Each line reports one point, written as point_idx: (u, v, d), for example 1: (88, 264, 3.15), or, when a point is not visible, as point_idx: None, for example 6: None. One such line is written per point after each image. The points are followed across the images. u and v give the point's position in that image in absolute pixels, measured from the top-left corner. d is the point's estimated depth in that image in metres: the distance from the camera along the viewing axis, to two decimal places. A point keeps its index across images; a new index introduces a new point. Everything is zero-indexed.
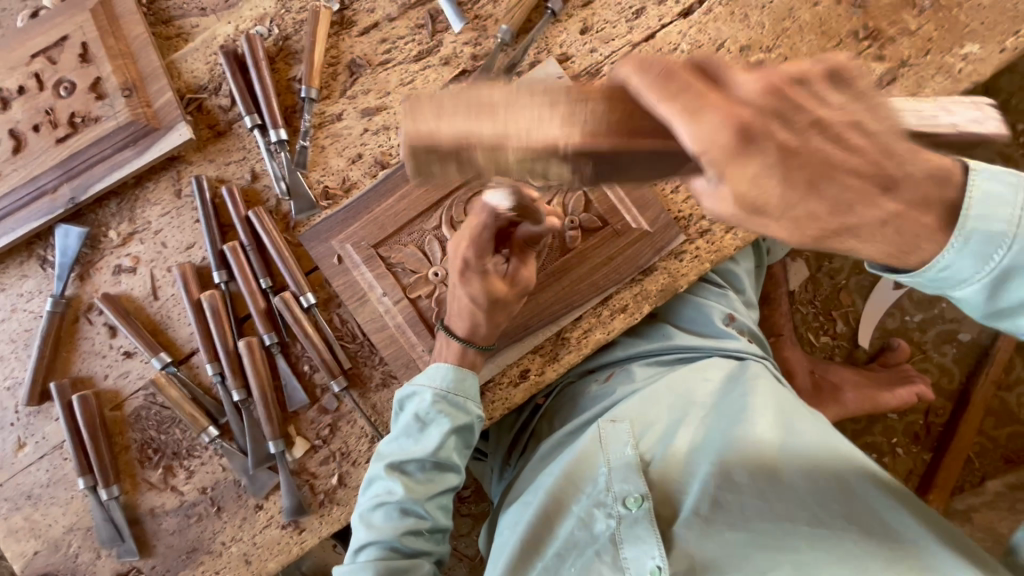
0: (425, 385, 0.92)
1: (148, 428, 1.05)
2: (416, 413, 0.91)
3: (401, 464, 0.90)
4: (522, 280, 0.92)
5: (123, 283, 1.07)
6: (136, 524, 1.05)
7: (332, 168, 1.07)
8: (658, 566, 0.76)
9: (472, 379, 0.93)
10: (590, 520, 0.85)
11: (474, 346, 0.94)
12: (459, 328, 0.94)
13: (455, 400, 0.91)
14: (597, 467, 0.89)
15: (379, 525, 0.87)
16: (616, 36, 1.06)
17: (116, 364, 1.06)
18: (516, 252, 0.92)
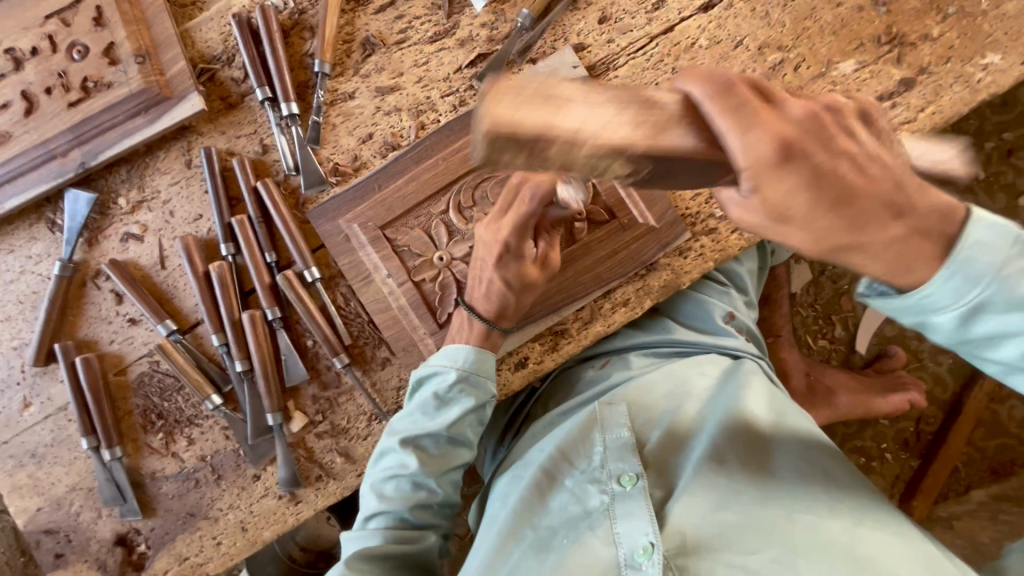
0: (446, 365, 0.93)
1: (151, 394, 1.07)
2: (436, 391, 0.92)
3: (417, 439, 0.91)
4: (552, 262, 0.95)
5: (130, 251, 1.08)
6: (137, 487, 1.07)
7: (342, 147, 1.06)
8: (649, 543, 0.75)
9: (492, 362, 0.94)
10: (584, 495, 0.86)
11: (500, 327, 0.95)
12: (485, 310, 0.95)
13: (476, 380, 0.93)
14: (594, 445, 0.91)
15: (390, 496, 0.89)
16: (634, 27, 1.05)
17: (121, 330, 1.07)
18: (544, 236, 0.94)
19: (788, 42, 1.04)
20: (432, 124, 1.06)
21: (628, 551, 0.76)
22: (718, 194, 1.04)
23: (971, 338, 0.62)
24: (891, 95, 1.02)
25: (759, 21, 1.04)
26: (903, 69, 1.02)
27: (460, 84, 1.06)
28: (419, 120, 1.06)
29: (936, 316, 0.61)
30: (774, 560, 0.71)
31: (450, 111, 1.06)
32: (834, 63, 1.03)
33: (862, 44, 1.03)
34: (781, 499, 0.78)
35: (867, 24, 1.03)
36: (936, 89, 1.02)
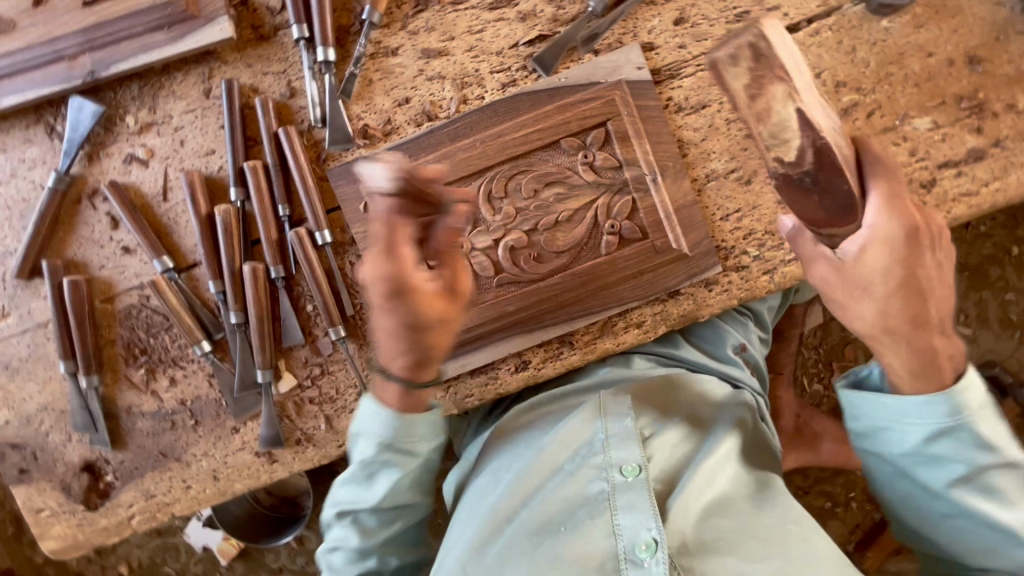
0: (366, 431, 0.86)
1: (137, 328, 1.03)
2: (363, 460, 0.86)
3: (356, 517, 0.87)
4: (460, 291, 0.80)
5: (132, 175, 1.00)
6: (111, 418, 1.05)
7: (375, 106, 0.99)
8: (654, 539, 0.73)
9: (422, 423, 0.85)
10: (582, 480, 0.82)
11: (418, 386, 0.83)
12: (399, 367, 0.82)
13: (401, 446, 0.85)
14: (592, 430, 0.86)
15: (339, 569, 0.87)
16: (710, 36, 0.97)
17: (113, 257, 1.02)
18: (438, 259, 0.80)
19: (867, 84, 0.97)
20: (475, 100, 0.98)
21: (630, 545, 0.74)
22: (757, 232, 1.00)
23: (932, 452, 0.78)
24: (959, 164, 0.97)
25: (842, 56, 0.97)
26: (977, 138, 0.97)
27: (513, 62, 0.98)
28: (463, 93, 0.98)
29: (905, 422, 0.78)
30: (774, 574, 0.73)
31: (497, 89, 0.98)
32: (909, 117, 0.97)
33: (943, 102, 0.97)
34: (778, 519, 0.79)
35: (954, 81, 0.97)
36: (1005, 166, 0.96)
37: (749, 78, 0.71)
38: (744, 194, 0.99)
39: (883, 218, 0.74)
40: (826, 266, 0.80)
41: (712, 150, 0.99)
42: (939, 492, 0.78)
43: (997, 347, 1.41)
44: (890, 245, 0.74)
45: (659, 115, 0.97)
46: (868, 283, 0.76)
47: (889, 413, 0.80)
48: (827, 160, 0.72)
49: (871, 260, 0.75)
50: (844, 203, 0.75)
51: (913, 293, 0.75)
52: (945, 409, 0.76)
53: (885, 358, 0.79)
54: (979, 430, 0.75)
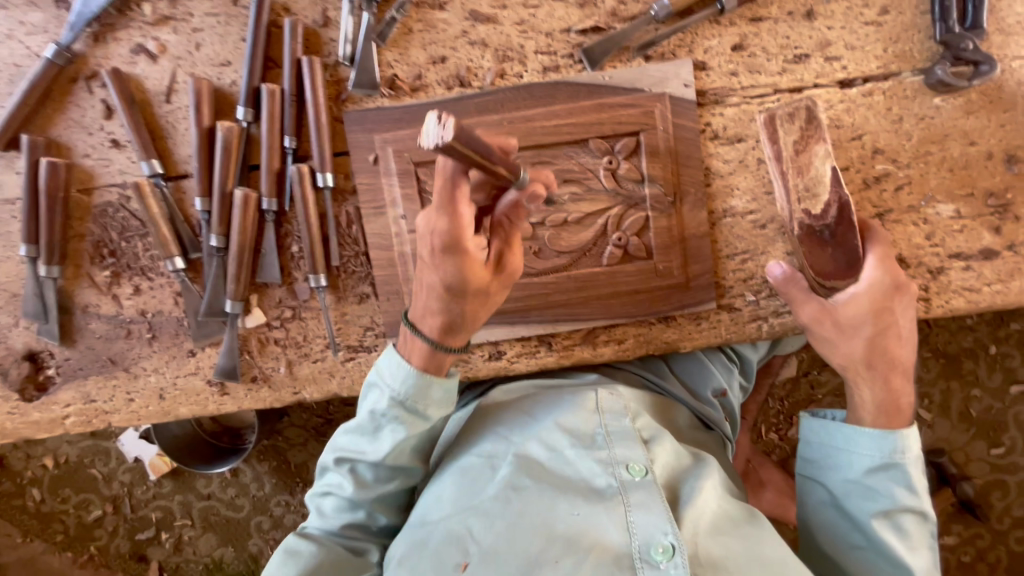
0: (385, 382, 0.80)
1: (110, 228, 0.98)
2: (371, 409, 0.80)
3: (354, 462, 0.82)
4: (506, 266, 0.79)
5: (138, 67, 0.94)
6: (65, 313, 1.00)
7: (409, 58, 0.94)
8: (671, 543, 0.68)
9: (439, 387, 0.80)
10: (585, 475, 0.76)
11: (447, 347, 0.80)
12: (427, 328, 0.80)
13: (411, 406, 0.79)
14: (592, 422, 0.82)
15: (327, 514, 0.83)
16: (764, 71, 0.94)
17: (100, 148, 0.96)
18: (500, 231, 0.80)
19: (904, 157, 0.95)
20: (512, 77, 0.94)
21: (643, 545, 0.69)
22: (758, 278, 0.99)
23: (865, 482, 0.81)
24: (969, 258, 0.97)
25: (888, 124, 0.95)
26: (993, 237, 0.96)
27: (560, 47, 0.94)
28: (501, 67, 0.94)
29: (855, 451, 0.82)
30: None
31: (538, 71, 0.94)
32: (934, 200, 0.96)
33: (971, 193, 0.96)
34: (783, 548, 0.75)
35: (988, 175, 0.96)
36: (1011, 271, 0.96)
37: (799, 134, 0.87)
38: (757, 238, 0.98)
39: (878, 275, 0.85)
40: (815, 307, 0.88)
41: (737, 186, 0.97)
42: (858, 521, 0.80)
43: (950, 437, 1.44)
44: (880, 299, 0.85)
45: (694, 138, 0.94)
46: (851, 323, 0.86)
47: (837, 442, 0.84)
48: (846, 215, 0.87)
49: (859, 306, 0.85)
50: (850, 261, 0.87)
51: (881, 336, 0.85)
52: (886, 444, 0.81)
53: (858, 390, 0.86)
54: (912, 473, 0.80)
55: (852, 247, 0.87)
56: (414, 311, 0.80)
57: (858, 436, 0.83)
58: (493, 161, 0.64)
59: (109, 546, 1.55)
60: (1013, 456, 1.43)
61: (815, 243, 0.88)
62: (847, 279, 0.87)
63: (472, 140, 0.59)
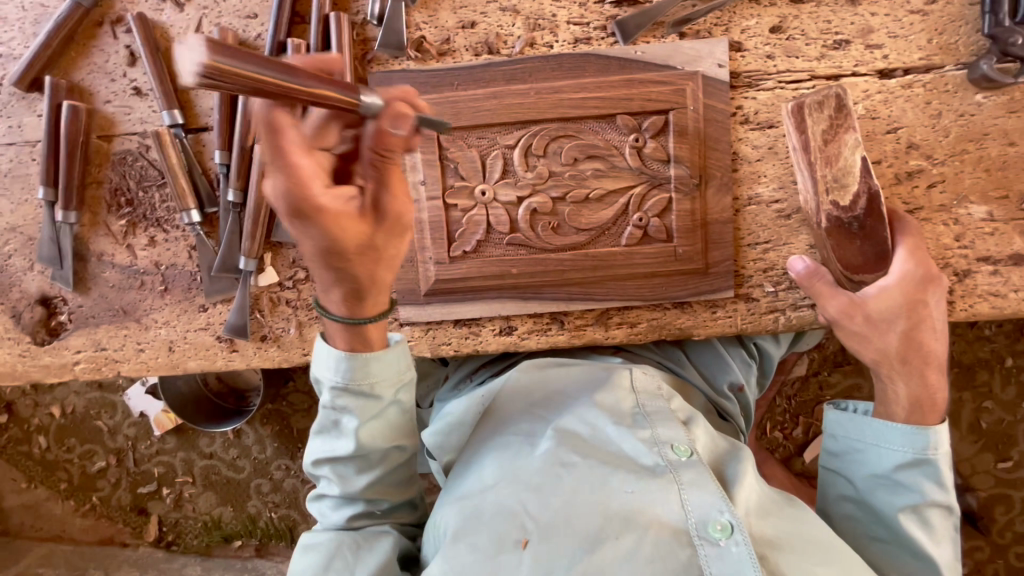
0: (321, 374, 0.76)
1: (129, 177, 0.97)
2: (322, 407, 0.77)
3: (325, 463, 0.78)
4: (385, 215, 0.65)
5: (164, 14, 0.93)
6: (80, 260, 1.00)
7: (438, 21, 0.92)
8: (730, 521, 0.64)
9: (376, 361, 0.74)
10: (630, 452, 0.71)
11: (360, 322, 0.73)
12: (337, 308, 0.72)
13: (357, 390, 0.75)
14: (627, 401, 0.77)
15: (329, 513, 0.82)
16: (801, 56, 0.92)
17: (122, 95, 0.95)
18: (370, 171, 0.63)
19: (939, 154, 0.93)
20: (542, 46, 0.92)
21: (701, 522, 0.64)
22: (778, 270, 0.97)
23: (896, 478, 0.80)
24: (999, 262, 0.94)
25: (925, 118, 0.92)
26: None
27: (593, 19, 0.91)
28: (531, 36, 0.92)
29: (884, 447, 0.81)
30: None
31: (569, 42, 0.92)
32: (967, 201, 0.93)
33: (1006, 196, 0.93)
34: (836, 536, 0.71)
35: None
36: None
37: (828, 124, 0.84)
38: (780, 227, 0.96)
39: (909, 267, 0.83)
40: (844, 301, 0.85)
41: (764, 173, 0.94)
42: (882, 514, 0.79)
43: (958, 447, 1.42)
44: (912, 293, 0.83)
45: (723, 121, 0.92)
46: (884, 317, 0.83)
47: (868, 437, 0.82)
48: (876, 206, 0.84)
49: (890, 299, 0.83)
50: (878, 254, 0.85)
51: (915, 329, 0.82)
52: (919, 442, 0.79)
53: (891, 386, 0.84)
54: (943, 470, 0.79)
55: (880, 240, 0.85)
56: (317, 291, 0.72)
57: (891, 432, 0.81)
58: (297, 82, 0.53)
59: (111, 497, 1.57)
60: (1021, 471, 1.41)
61: (843, 235, 0.86)
62: (875, 272, 0.85)
63: (242, 58, 0.47)
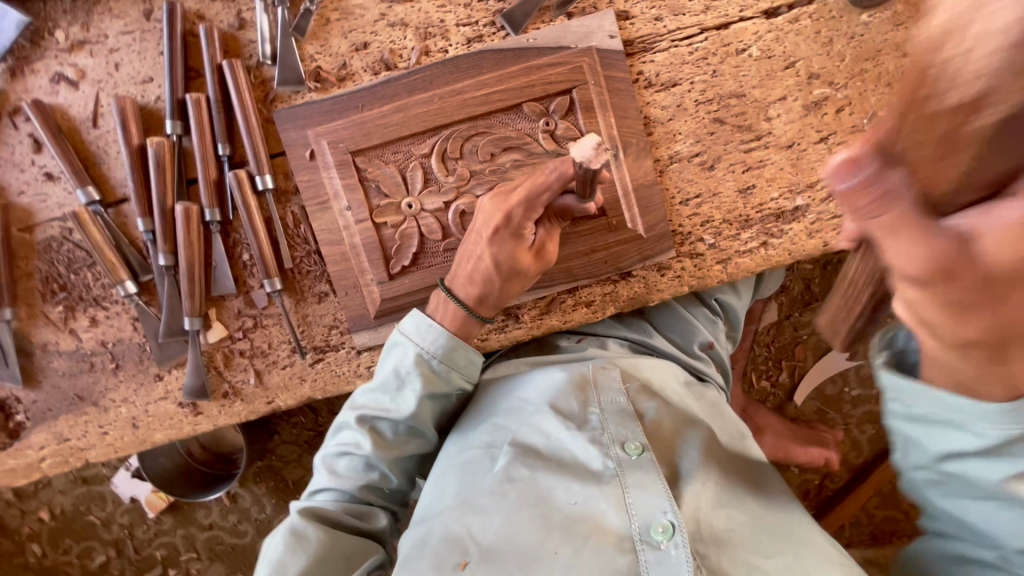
0: (412, 340, 0.84)
1: (57, 263, 0.96)
2: (397, 367, 0.84)
3: (374, 418, 0.84)
4: (548, 253, 0.87)
5: (60, 96, 0.93)
6: (25, 356, 0.98)
7: (331, 48, 0.93)
8: (672, 521, 0.65)
9: (465, 353, 0.85)
10: (582, 456, 0.74)
11: (478, 315, 0.87)
12: (463, 293, 0.87)
13: (439, 368, 0.84)
14: (583, 403, 0.79)
15: (343, 473, 0.84)
16: (687, 12, 0.94)
17: (34, 183, 0.95)
18: (546, 223, 0.86)
19: (839, 79, 0.95)
20: (437, 53, 0.93)
21: (644, 525, 0.66)
22: (715, 220, 0.97)
23: (967, 444, 0.60)
24: None
25: (818, 48, 0.94)
26: None
27: (481, 17, 0.93)
28: (425, 45, 0.93)
29: (968, 428, 0.57)
30: (786, 565, 0.68)
31: (462, 44, 0.93)
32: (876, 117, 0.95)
33: None
34: (780, 516, 0.76)
35: None
36: None
37: None
38: (706, 179, 0.97)
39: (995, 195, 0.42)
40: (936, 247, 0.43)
41: (679, 131, 0.96)
42: (989, 490, 0.59)
43: None
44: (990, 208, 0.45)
45: (627, 89, 0.93)
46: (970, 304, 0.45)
47: (946, 410, 0.57)
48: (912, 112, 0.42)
49: (1018, 254, 0.41)
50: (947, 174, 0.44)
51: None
52: None
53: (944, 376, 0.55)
54: None
55: (905, 186, 0.44)
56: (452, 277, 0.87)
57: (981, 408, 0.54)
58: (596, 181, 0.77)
59: None
60: None
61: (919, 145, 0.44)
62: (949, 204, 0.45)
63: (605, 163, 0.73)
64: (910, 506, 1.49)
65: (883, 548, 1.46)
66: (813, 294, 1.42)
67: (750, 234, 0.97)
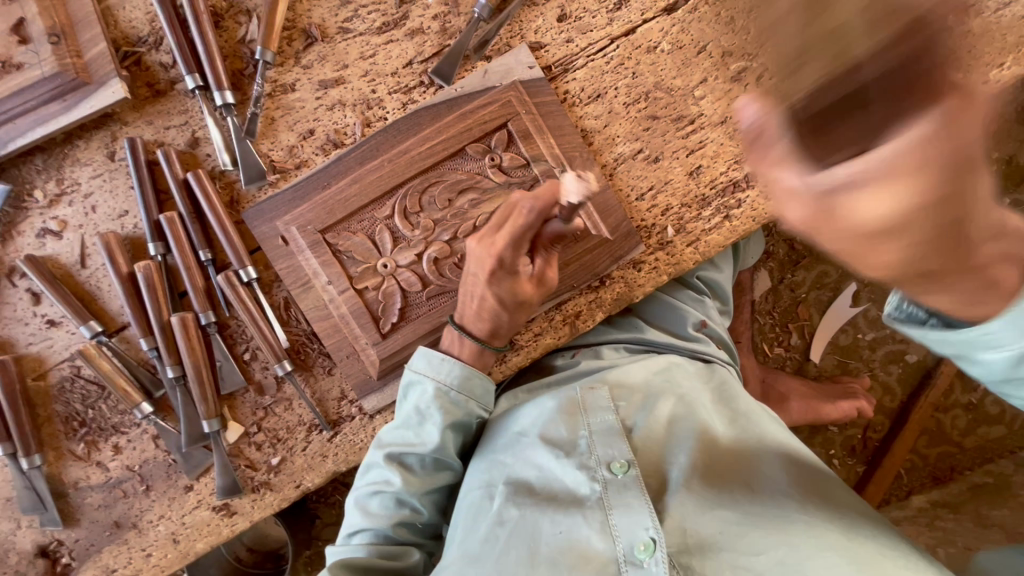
0: (428, 375, 0.91)
1: (73, 401, 1.01)
2: (418, 403, 0.90)
3: (402, 457, 0.89)
4: (548, 280, 0.91)
5: (48, 247, 1.00)
6: (60, 497, 1.02)
7: (281, 142, 1.00)
8: (652, 538, 0.73)
9: (481, 382, 0.92)
10: (575, 482, 0.83)
11: (491, 347, 0.92)
12: (475, 330, 0.91)
13: (457, 398, 0.90)
14: (573, 429, 0.89)
15: (375, 512, 0.88)
16: (594, 27, 1.00)
17: (40, 332, 1.01)
18: (541, 252, 0.90)
19: None
20: (378, 122, 1.00)
21: (628, 546, 0.74)
22: (674, 207, 1.01)
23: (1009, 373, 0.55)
24: None
25: None
26: None
27: (410, 80, 1.00)
28: (365, 117, 1.00)
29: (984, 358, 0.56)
30: (780, 562, 0.70)
31: (399, 108, 1.00)
32: None
33: None
34: (777, 503, 0.77)
35: None
36: None
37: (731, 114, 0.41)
38: (654, 171, 1.01)
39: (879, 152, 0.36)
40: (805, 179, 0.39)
41: (617, 134, 1.00)
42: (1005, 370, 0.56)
43: None
44: (836, 191, 0.39)
45: (558, 109, 0.99)
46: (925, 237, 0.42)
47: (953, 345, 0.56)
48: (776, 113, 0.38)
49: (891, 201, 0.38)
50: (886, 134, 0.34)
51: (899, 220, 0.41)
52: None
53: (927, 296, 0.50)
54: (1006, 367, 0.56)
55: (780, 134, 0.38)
56: (461, 313, 0.92)
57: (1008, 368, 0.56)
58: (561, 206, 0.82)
59: None
60: None
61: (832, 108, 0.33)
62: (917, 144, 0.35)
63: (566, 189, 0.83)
64: (961, 438, 1.44)
65: (948, 487, 1.41)
66: (798, 253, 1.43)
67: (710, 211, 1.00)
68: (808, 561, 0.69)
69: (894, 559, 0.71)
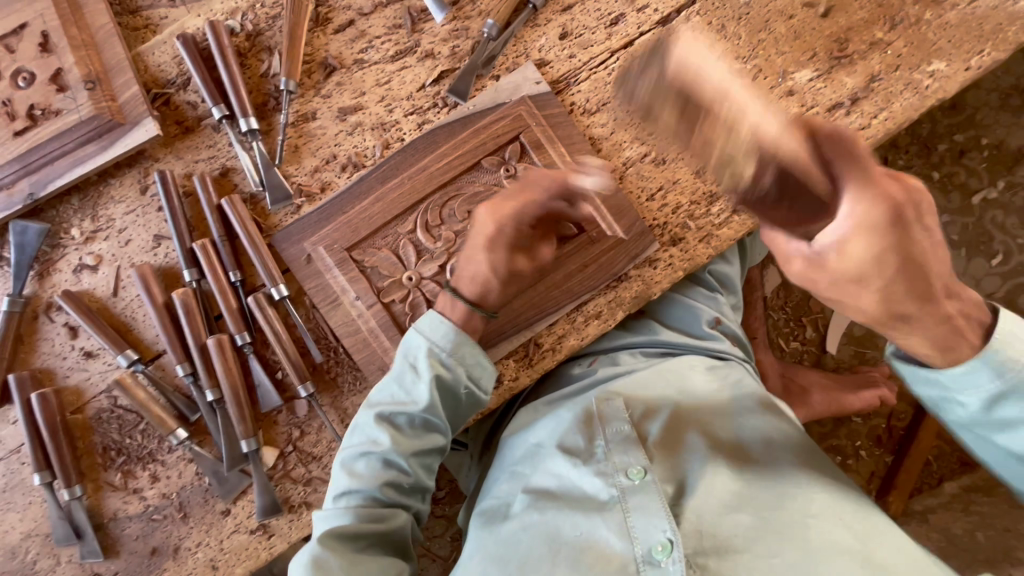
0: (424, 337, 0.92)
1: (110, 432, 1.03)
2: (411, 359, 0.92)
3: (391, 415, 0.90)
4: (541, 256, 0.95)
5: (84, 282, 1.04)
6: (99, 529, 1.02)
7: (306, 168, 1.05)
8: (669, 540, 0.75)
9: (471, 346, 0.93)
10: (591, 488, 0.84)
11: (481, 312, 0.94)
12: (467, 291, 0.94)
13: (449, 361, 0.91)
14: (589, 437, 0.90)
15: (362, 474, 0.88)
16: (595, 42, 1.06)
17: (77, 365, 1.04)
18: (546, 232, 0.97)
19: (744, 53, 1.04)
20: (397, 143, 1.05)
21: (646, 549, 0.75)
22: (683, 205, 1.05)
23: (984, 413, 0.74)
24: (846, 103, 1.02)
25: (715, 34, 1.05)
26: (856, 78, 1.02)
27: (425, 102, 1.05)
28: (384, 139, 1.05)
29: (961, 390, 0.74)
30: (793, 563, 0.72)
31: (415, 129, 1.05)
32: (789, 73, 1.03)
33: (816, 54, 1.03)
34: (794, 510, 0.78)
35: (819, 34, 1.03)
36: (887, 96, 1.01)
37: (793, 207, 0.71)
38: (663, 173, 1.05)
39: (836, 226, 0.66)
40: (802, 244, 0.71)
41: (623, 140, 1.05)
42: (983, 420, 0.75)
43: None
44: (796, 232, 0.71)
45: (566, 119, 1.04)
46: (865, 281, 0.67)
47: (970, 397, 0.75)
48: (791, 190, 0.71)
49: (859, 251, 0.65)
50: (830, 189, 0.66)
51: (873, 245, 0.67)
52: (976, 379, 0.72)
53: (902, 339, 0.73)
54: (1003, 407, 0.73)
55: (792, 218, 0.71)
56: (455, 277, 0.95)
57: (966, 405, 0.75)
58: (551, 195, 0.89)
59: None
60: None
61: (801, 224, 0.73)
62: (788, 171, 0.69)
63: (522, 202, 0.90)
64: None
65: (980, 470, 1.40)
66: None
67: (719, 206, 1.04)
68: (822, 563, 0.71)
69: (903, 554, 0.73)
